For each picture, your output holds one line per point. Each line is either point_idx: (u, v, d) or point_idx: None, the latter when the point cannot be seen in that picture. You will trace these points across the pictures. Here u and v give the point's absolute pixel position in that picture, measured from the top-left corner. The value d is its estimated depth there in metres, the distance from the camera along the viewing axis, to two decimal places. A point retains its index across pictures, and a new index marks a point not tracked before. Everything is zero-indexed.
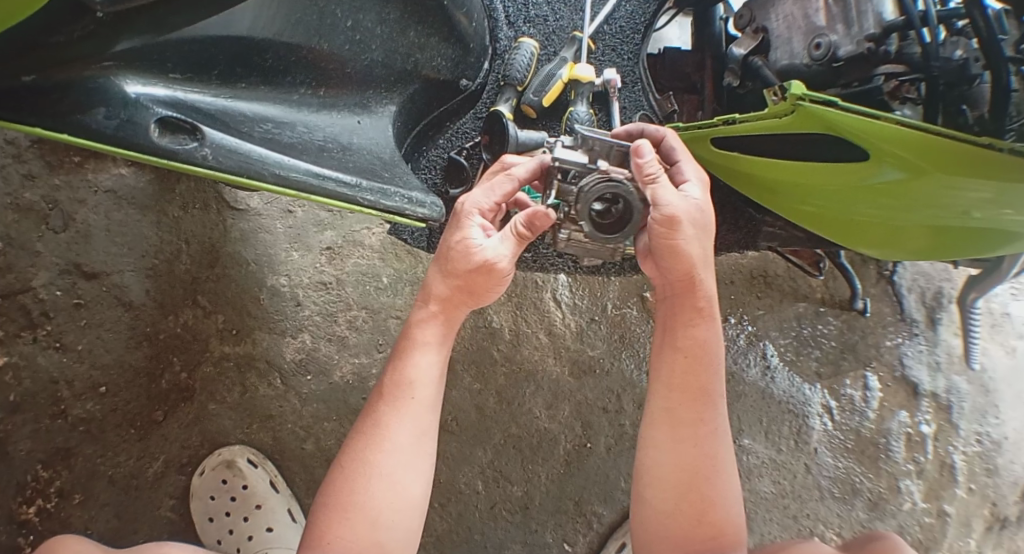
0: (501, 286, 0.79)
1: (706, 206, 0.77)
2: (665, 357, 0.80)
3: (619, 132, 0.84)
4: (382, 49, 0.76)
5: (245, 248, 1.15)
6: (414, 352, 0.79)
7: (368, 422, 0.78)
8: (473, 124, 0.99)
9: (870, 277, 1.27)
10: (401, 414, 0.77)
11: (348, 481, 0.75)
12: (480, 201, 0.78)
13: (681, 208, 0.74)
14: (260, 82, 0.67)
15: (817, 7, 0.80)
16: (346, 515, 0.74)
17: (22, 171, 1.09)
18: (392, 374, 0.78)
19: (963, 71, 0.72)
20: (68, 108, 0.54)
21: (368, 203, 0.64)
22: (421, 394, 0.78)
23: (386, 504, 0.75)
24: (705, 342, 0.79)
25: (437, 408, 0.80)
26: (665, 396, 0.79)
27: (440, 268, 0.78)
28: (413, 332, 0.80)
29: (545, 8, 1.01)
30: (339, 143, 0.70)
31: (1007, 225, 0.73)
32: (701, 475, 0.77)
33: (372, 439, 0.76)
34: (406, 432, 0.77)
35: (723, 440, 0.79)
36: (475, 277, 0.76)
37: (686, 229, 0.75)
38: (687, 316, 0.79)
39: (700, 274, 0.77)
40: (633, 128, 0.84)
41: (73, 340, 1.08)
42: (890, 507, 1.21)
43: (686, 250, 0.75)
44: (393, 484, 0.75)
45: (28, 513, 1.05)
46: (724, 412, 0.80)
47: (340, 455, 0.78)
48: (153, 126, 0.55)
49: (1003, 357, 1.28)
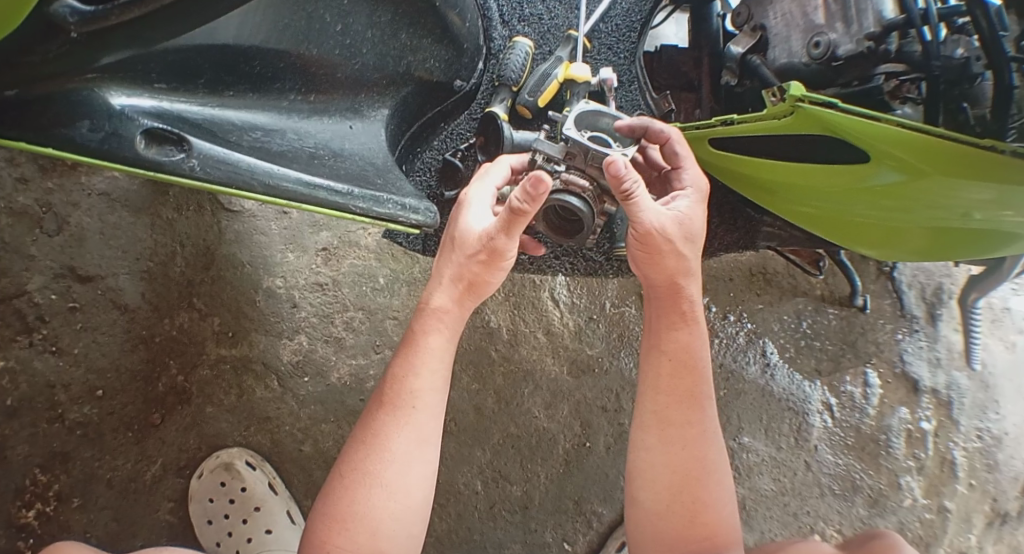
0: (502, 274, 0.79)
1: (695, 214, 0.76)
2: (649, 360, 0.79)
3: (624, 125, 0.76)
4: (374, 52, 0.75)
5: (239, 250, 1.14)
6: (415, 357, 0.78)
7: (367, 431, 0.77)
8: (468, 125, 0.98)
9: (869, 274, 1.27)
10: (400, 423, 0.76)
11: (348, 491, 0.75)
12: (483, 188, 0.79)
13: (662, 219, 0.72)
14: (249, 89, 0.66)
15: (816, 5, 0.78)
16: (346, 526, 0.74)
17: (14, 174, 1.08)
18: (391, 381, 0.78)
19: (963, 70, 0.71)
20: (50, 121, 0.52)
21: (360, 211, 0.63)
22: (422, 401, 0.77)
23: (387, 514, 0.75)
24: (692, 346, 0.78)
25: (440, 415, 0.79)
26: (653, 397, 0.78)
27: (444, 261, 0.79)
28: (416, 336, 0.79)
29: (540, 7, 0.99)
30: (330, 150, 0.70)
31: (1007, 227, 0.72)
32: (693, 478, 0.77)
33: (372, 448, 0.76)
34: (407, 442, 0.76)
35: (714, 442, 0.79)
36: (479, 268, 0.76)
37: (666, 239, 0.73)
38: (671, 319, 0.79)
39: (683, 281, 0.77)
40: (638, 123, 0.75)
41: (69, 344, 1.08)
42: (890, 504, 1.20)
43: (666, 262, 0.75)
44: (392, 493, 0.75)
45: (27, 517, 1.05)
46: (713, 412, 0.80)
47: (339, 466, 0.78)
48: (140, 138, 0.53)
49: (1003, 353, 1.28)
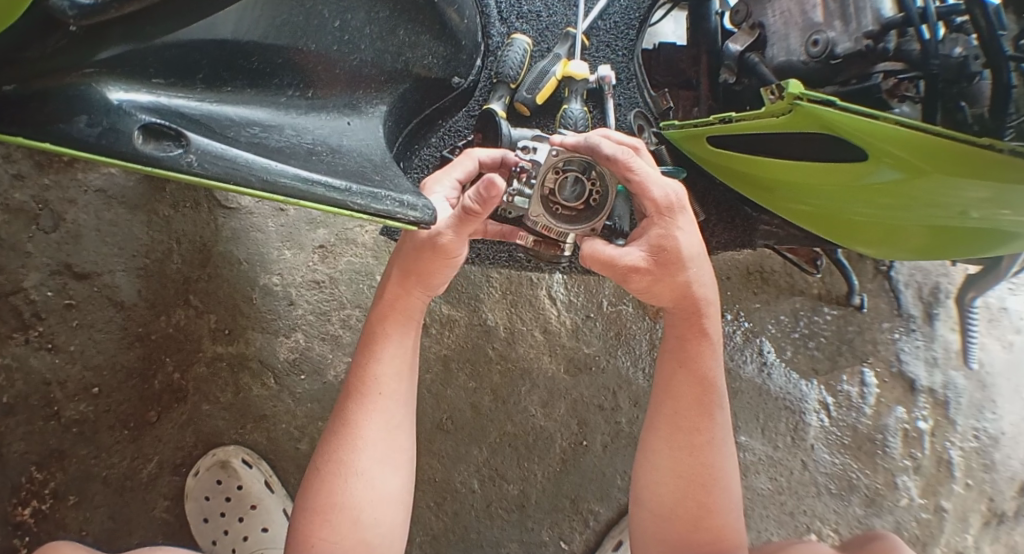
0: (451, 271, 0.77)
1: (680, 232, 0.72)
2: (668, 369, 0.81)
3: (569, 145, 0.73)
4: (371, 49, 0.75)
5: (236, 247, 1.14)
6: (377, 347, 0.79)
7: (340, 422, 0.78)
8: (465, 123, 0.99)
9: (867, 273, 1.27)
10: (368, 410, 0.78)
11: (326, 483, 0.77)
12: (444, 181, 0.78)
13: (627, 263, 0.73)
14: (247, 85, 0.65)
15: (815, 3, 0.78)
16: (328, 518, 0.76)
17: (11, 171, 1.07)
18: (355, 371, 0.79)
19: (961, 69, 0.70)
20: (47, 117, 0.50)
21: (358, 208, 0.59)
22: (387, 388, 0.79)
23: (365, 504, 0.76)
24: (705, 359, 0.80)
25: (408, 401, 0.81)
26: (666, 403, 0.81)
27: (397, 253, 0.80)
28: (375, 325, 0.80)
29: (538, 4, 0.99)
30: (328, 146, 0.68)
31: (1007, 226, 0.71)
32: (702, 485, 0.78)
33: (344, 439, 0.77)
34: (380, 429, 0.78)
35: (722, 449, 0.80)
36: (423, 257, 0.75)
37: (642, 277, 0.74)
38: (690, 333, 0.79)
39: (688, 299, 0.77)
40: (582, 144, 0.72)
41: (65, 341, 1.08)
42: (886, 503, 1.21)
43: (663, 288, 0.75)
44: (370, 482, 0.77)
45: (23, 515, 1.05)
46: (725, 420, 0.81)
47: (316, 459, 0.79)
48: (137, 133, 0.50)
49: (1000, 352, 1.28)
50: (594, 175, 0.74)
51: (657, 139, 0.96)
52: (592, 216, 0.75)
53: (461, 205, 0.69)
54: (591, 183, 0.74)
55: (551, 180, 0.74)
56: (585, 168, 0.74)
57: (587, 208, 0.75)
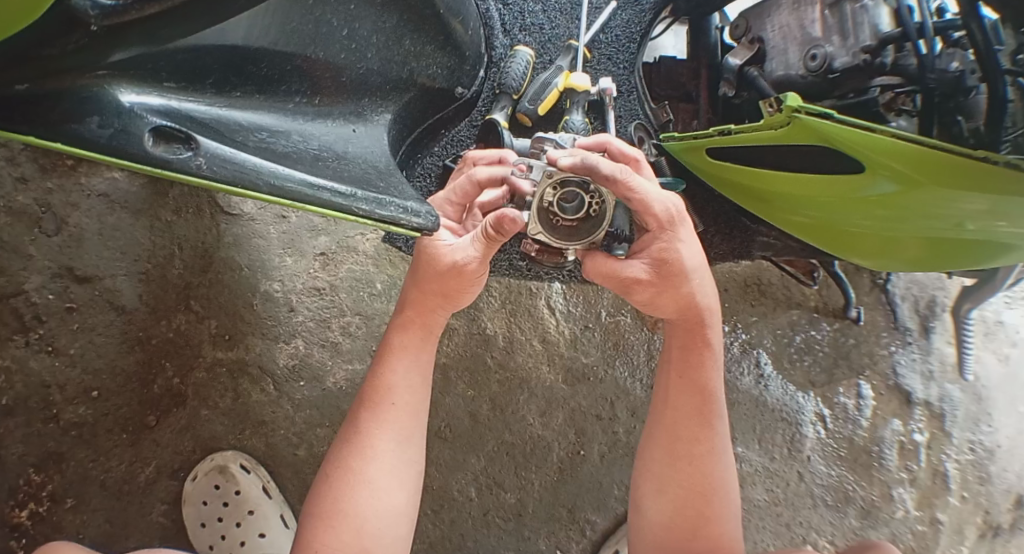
0: (476, 287, 0.79)
1: (682, 244, 0.73)
2: (672, 378, 0.82)
3: (567, 166, 0.69)
4: (378, 57, 0.76)
5: (238, 253, 1.15)
6: (393, 359, 0.80)
7: (352, 430, 0.79)
8: (468, 133, 0.99)
9: (864, 286, 1.28)
10: (381, 421, 0.79)
11: (333, 489, 0.77)
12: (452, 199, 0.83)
13: (629, 276, 0.74)
14: (255, 91, 0.66)
15: (813, 18, 0.80)
16: (331, 524, 0.76)
17: (15, 174, 1.08)
18: (369, 381, 0.80)
19: (958, 83, 0.72)
20: (59, 117, 0.50)
21: (363, 213, 0.60)
22: (400, 399, 0.79)
23: (371, 512, 0.77)
24: (706, 370, 0.80)
25: (419, 415, 0.81)
26: (667, 412, 0.82)
27: (413, 273, 0.81)
28: (392, 338, 0.82)
29: (541, 16, 1.00)
30: (334, 152, 0.69)
31: (1004, 237, 0.72)
32: (702, 494, 0.79)
33: (353, 448, 0.78)
34: (389, 439, 0.79)
35: (723, 460, 0.81)
36: (446, 280, 0.76)
37: (646, 289, 0.75)
38: (693, 344, 0.80)
39: (692, 311, 0.77)
40: (581, 164, 0.69)
41: (65, 345, 1.08)
42: (882, 515, 1.21)
43: (666, 300, 0.76)
44: (377, 491, 0.77)
45: (20, 517, 1.05)
46: (726, 430, 0.82)
47: (326, 465, 0.80)
48: (147, 135, 0.50)
49: (996, 366, 1.29)
50: (593, 188, 0.72)
51: (657, 151, 0.97)
52: (592, 228, 0.74)
53: (481, 231, 0.72)
54: (590, 195, 0.72)
55: (550, 194, 0.72)
56: (583, 181, 0.72)
57: (588, 219, 0.74)
